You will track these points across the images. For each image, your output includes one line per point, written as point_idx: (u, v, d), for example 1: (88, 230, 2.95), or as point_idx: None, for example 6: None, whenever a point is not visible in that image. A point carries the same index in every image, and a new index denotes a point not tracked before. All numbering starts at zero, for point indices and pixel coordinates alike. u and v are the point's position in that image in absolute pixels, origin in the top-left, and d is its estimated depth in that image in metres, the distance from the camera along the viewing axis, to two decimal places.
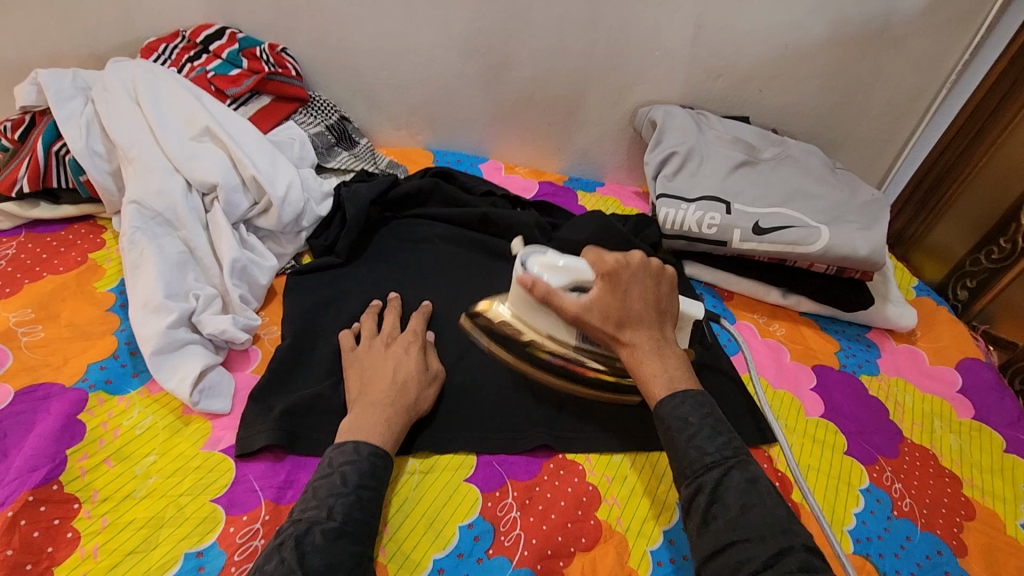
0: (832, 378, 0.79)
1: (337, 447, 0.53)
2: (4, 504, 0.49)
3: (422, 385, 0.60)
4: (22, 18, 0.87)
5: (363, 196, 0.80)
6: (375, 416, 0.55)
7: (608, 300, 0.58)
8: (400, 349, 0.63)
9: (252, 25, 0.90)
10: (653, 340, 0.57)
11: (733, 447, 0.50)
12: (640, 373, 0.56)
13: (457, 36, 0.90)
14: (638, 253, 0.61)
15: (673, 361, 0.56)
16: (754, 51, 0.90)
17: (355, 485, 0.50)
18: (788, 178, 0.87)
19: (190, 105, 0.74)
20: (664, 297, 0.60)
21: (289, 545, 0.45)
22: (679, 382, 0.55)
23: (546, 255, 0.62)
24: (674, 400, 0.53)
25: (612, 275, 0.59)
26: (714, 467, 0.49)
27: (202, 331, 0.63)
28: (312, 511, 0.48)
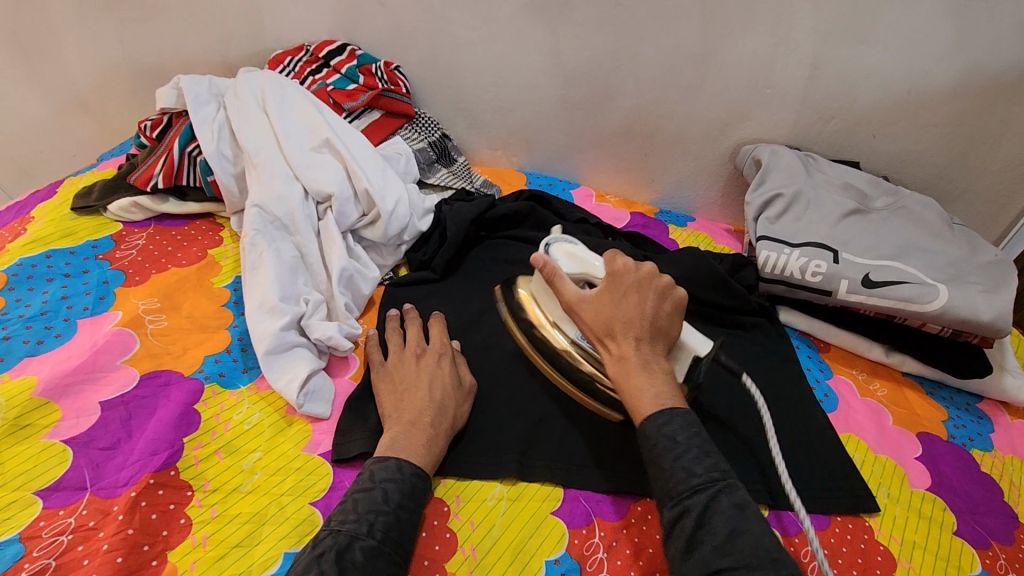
0: (940, 449, 0.74)
1: (377, 461, 0.53)
2: (128, 484, 0.52)
3: (457, 403, 0.61)
4: (168, 26, 0.95)
5: (464, 215, 0.82)
6: (417, 435, 0.56)
7: (607, 302, 0.59)
8: (432, 362, 0.63)
9: (371, 42, 0.94)
10: (642, 352, 0.56)
11: (722, 471, 0.50)
12: (627, 384, 0.56)
13: (564, 63, 0.91)
14: (649, 267, 0.60)
15: (661, 377, 0.56)
16: (873, 96, 0.86)
17: (395, 504, 0.50)
18: (901, 230, 0.82)
19: (312, 117, 0.78)
20: (663, 320, 0.58)
21: (330, 559, 0.45)
22: (666, 398, 0.54)
23: (572, 246, 0.66)
24: (660, 416, 0.53)
25: (617, 276, 0.60)
26: (701, 490, 0.49)
27: (309, 335, 0.65)
28: (351, 524, 0.48)
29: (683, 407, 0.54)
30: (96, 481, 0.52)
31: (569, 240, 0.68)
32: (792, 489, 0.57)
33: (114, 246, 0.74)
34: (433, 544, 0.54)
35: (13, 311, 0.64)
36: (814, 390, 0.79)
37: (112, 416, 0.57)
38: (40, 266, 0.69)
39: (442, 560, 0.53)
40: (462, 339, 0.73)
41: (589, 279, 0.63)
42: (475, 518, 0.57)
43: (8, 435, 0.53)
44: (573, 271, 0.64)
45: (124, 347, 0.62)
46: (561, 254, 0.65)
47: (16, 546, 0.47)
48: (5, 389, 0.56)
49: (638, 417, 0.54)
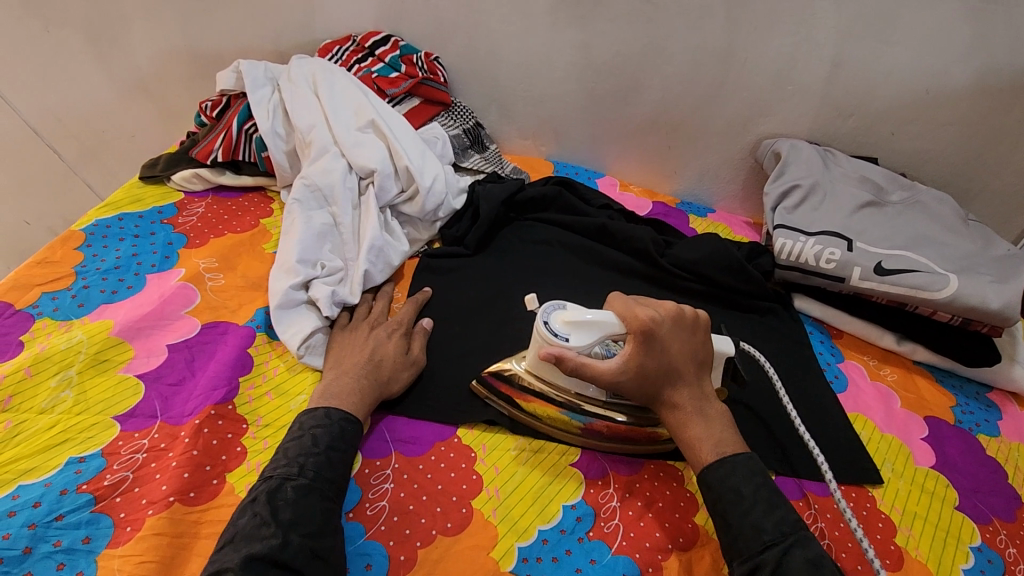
0: (946, 432, 0.76)
1: (308, 412, 0.57)
2: (192, 414, 0.58)
3: (398, 366, 0.65)
4: (227, 16, 1.02)
5: (495, 196, 0.87)
6: (346, 384, 0.60)
7: (647, 365, 0.57)
8: (382, 333, 0.68)
9: (414, 34, 1.00)
10: (696, 400, 0.58)
11: (793, 524, 0.50)
12: (685, 435, 0.57)
13: (594, 58, 0.96)
14: (672, 304, 0.61)
15: (718, 423, 0.57)
16: (892, 94, 0.89)
17: (325, 446, 0.53)
18: (915, 223, 0.85)
19: (360, 100, 0.85)
20: (701, 353, 0.60)
21: (262, 500, 0.48)
22: (726, 445, 0.56)
23: (567, 311, 0.63)
24: (723, 466, 0.54)
25: (654, 329, 0.58)
26: (771, 546, 0.49)
27: (309, 294, 0.69)
28: (282, 469, 0.51)
29: (745, 451, 0.56)
30: (165, 411, 0.58)
31: (563, 304, 0.65)
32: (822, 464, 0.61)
33: (177, 213, 0.81)
34: (460, 483, 0.59)
35: (90, 264, 0.71)
36: (825, 372, 0.82)
37: (177, 357, 0.63)
38: (114, 228, 0.77)
39: (469, 498, 0.58)
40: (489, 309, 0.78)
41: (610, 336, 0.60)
42: (500, 464, 0.62)
43: (90, 367, 0.60)
44: (590, 339, 0.60)
45: (187, 299, 0.69)
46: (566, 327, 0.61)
47: (99, 460, 0.53)
48: (87, 330, 0.63)
49: (699, 466, 0.56)
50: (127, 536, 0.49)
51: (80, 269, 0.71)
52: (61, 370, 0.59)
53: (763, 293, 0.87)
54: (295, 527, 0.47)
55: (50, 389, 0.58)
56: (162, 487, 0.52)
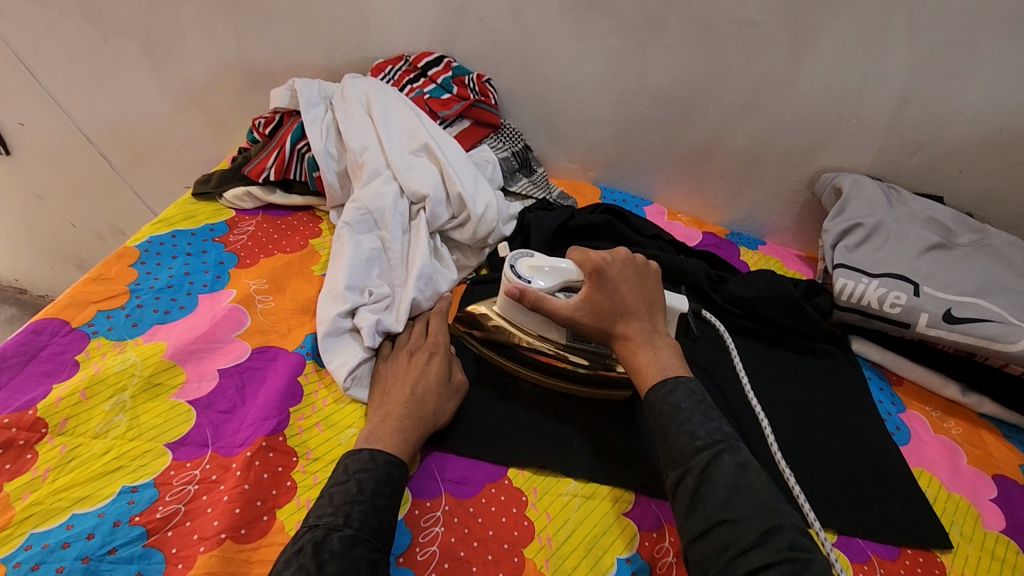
0: (1017, 493, 0.72)
1: (353, 455, 0.55)
2: (244, 445, 0.57)
3: (442, 399, 0.63)
4: (282, 33, 1.03)
5: (547, 224, 0.86)
6: (390, 426, 0.58)
7: (601, 302, 0.63)
8: (422, 359, 0.66)
9: (467, 55, 1.00)
10: (644, 330, 0.62)
11: (723, 433, 0.52)
12: (635, 362, 0.60)
13: (650, 84, 0.94)
14: (622, 250, 0.67)
15: (667, 350, 0.61)
16: (963, 130, 0.85)
17: (371, 492, 0.51)
18: (986, 268, 0.81)
19: (413, 123, 0.84)
20: (650, 292, 0.65)
21: (308, 551, 0.46)
22: (673, 368, 0.59)
23: (533, 258, 0.67)
24: (666, 387, 0.56)
25: (604, 272, 0.64)
26: (703, 451, 0.50)
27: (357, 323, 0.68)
28: (328, 517, 0.49)
29: (688, 374, 0.58)
30: (217, 440, 0.57)
31: (530, 252, 0.69)
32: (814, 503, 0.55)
33: (228, 231, 0.81)
34: (512, 530, 0.57)
35: (144, 282, 0.71)
36: (886, 422, 0.78)
37: (228, 383, 0.62)
38: (167, 245, 0.77)
39: (520, 545, 0.56)
40: None
41: (569, 284, 0.66)
42: (551, 510, 0.60)
43: (143, 391, 0.60)
44: (551, 283, 0.65)
45: (237, 322, 0.68)
46: (529, 270, 0.66)
47: (151, 490, 0.53)
48: (141, 351, 0.63)
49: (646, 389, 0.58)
50: (179, 574, 0.48)
51: (134, 287, 0.71)
52: (115, 394, 0.59)
53: (817, 333, 0.84)
54: None
55: (105, 412, 0.57)
56: (213, 523, 0.51)
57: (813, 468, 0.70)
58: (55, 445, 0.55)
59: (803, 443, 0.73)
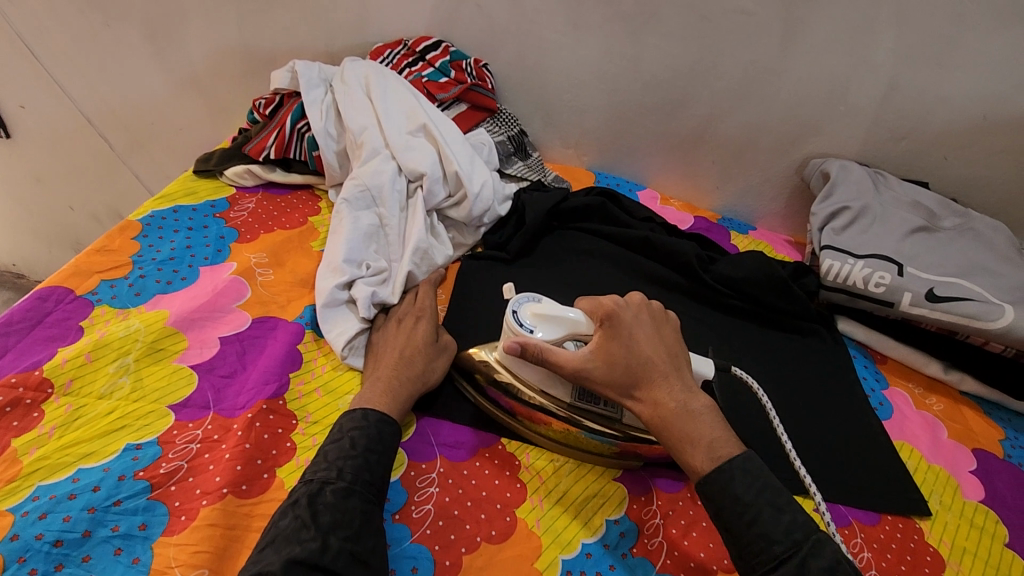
0: (995, 466, 0.74)
1: (346, 415, 0.57)
2: (245, 407, 0.59)
3: (430, 358, 0.65)
4: (282, 17, 1.04)
5: (541, 204, 0.88)
6: (380, 387, 0.60)
7: (616, 357, 0.58)
8: (410, 323, 0.67)
9: (465, 40, 1.01)
10: (677, 397, 0.55)
11: (804, 529, 0.47)
12: (675, 438, 0.54)
13: (644, 70, 0.96)
14: (637, 297, 0.62)
15: (706, 418, 0.54)
16: (948, 117, 0.88)
17: (363, 449, 0.53)
18: (968, 251, 0.83)
19: (412, 105, 0.86)
20: (670, 341, 0.60)
21: (303, 503, 0.48)
22: (720, 447, 0.52)
23: (540, 303, 0.65)
24: (720, 475, 0.50)
25: (613, 320, 0.60)
26: (783, 559, 0.46)
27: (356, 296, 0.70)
28: (322, 472, 0.51)
29: (742, 453, 0.52)
30: (218, 402, 0.59)
31: (537, 296, 0.66)
32: (808, 484, 0.55)
33: (229, 207, 0.83)
34: (505, 491, 0.59)
35: (147, 254, 0.73)
36: (870, 398, 0.81)
37: (229, 350, 0.64)
38: (169, 219, 0.79)
39: (513, 506, 0.58)
40: None
41: (575, 335, 0.62)
42: (543, 474, 0.62)
43: (146, 355, 0.61)
44: (555, 334, 0.62)
45: (238, 293, 0.70)
46: (533, 319, 0.64)
47: (155, 447, 0.54)
48: (144, 319, 0.64)
49: (694, 476, 0.52)
50: (182, 525, 0.49)
51: (136, 259, 0.72)
52: (119, 357, 0.60)
53: (803, 312, 0.86)
54: (334, 531, 0.46)
55: (109, 374, 0.59)
56: (216, 478, 0.53)
57: (796, 441, 0.72)
58: (61, 405, 0.56)
59: (789, 416, 0.75)
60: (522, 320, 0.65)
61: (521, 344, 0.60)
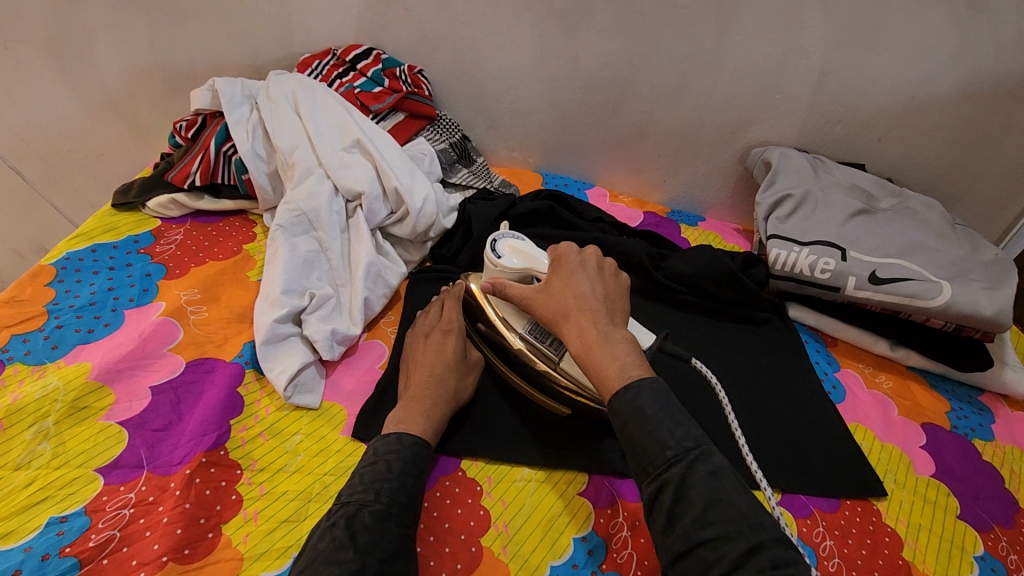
0: (944, 438, 0.77)
1: (381, 438, 0.57)
2: (182, 463, 0.55)
3: (461, 376, 0.66)
4: (200, 31, 0.98)
5: (488, 213, 0.85)
6: (414, 408, 0.60)
7: (555, 289, 0.61)
8: (438, 339, 0.67)
9: (396, 47, 0.98)
10: (600, 325, 0.56)
11: (695, 439, 0.49)
12: (591, 362, 0.55)
13: (582, 68, 0.95)
14: (591, 249, 0.64)
15: (623, 346, 0.55)
16: (879, 100, 0.90)
17: (399, 471, 0.53)
18: (905, 230, 0.86)
19: (344, 119, 0.82)
20: (611, 288, 0.61)
21: (341, 525, 0.49)
22: (631, 370, 0.53)
23: (518, 240, 0.68)
24: (627, 391, 0.51)
25: (560, 260, 0.63)
26: (675, 463, 0.47)
27: (303, 329, 0.66)
28: (358, 494, 0.51)
29: (650, 376, 0.53)
30: (152, 459, 0.55)
31: (522, 236, 0.69)
32: (757, 473, 0.56)
33: (154, 241, 0.78)
34: (468, 520, 0.57)
35: (63, 301, 0.68)
36: (823, 382, 0.82)
37: (162, 400, 0.60)
38: (86, 260, 0.73)
39: (478, 535, 0.56)
40: None
41: (534, 274, 0.65)
42: (506, 497, 0.60)
43: (67, 416, 0.57)
44: (517, 266, 0.66)
45: (169, 335, 0.65)
46: (505, 249, 0.67)
47: (82, 519, 0.50)
48: (63, 374, 0.59)
49: (608, 394, 0.53)
50: None
51: (52, 307, 0.67)
52: (37, 422, 0.56)
53: (756, 301, 0.86)
54: (372, 552, 0.47)
55: (26, 442, 0.54)
56: (153, 546, 0.49)
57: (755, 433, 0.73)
58: None
59: (750, 409, 0.76)
60: (497, 249, 0.68)
61: (488, 283, 0.67)
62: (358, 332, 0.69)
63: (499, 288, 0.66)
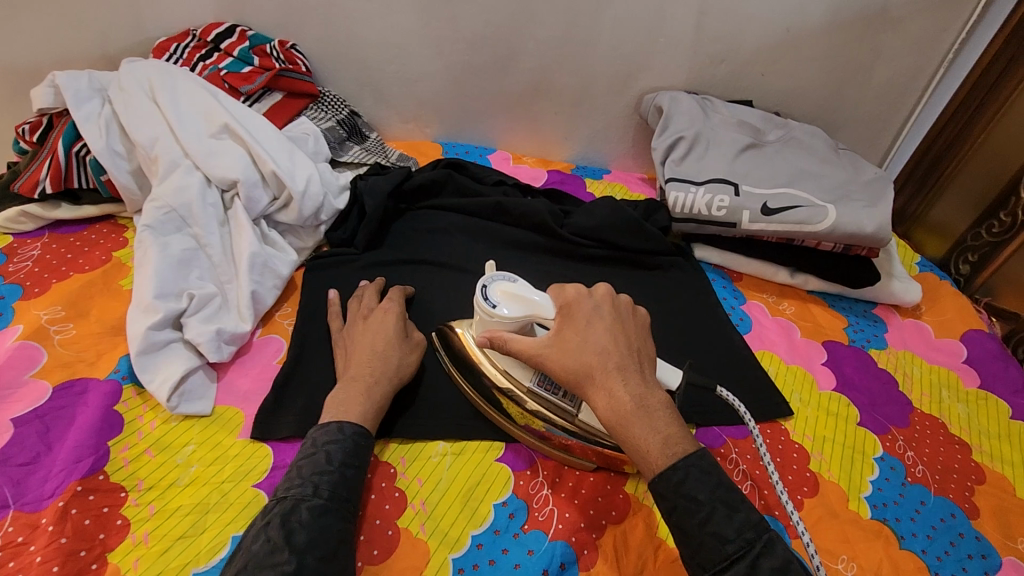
0: (843, 352, 0.81)
1: (320, 427, 0.54)
2: (55, 495, 0.50)
3: (403, 352, 0.63)
4: (33, 21, 0.87)
5: (380, 189, 0.81)
6: (357, 388, 0.57)
7: (570, 343, 0.52)
8: (378, 319, 0.65)
9: (262, 22, 0.91)
10: (634, 389, 0.49)
11: (755, 526, 0.45)
12: (628, 437, 0.48)
13: (464, 29, 0.91)
14: (602, 287, 0.55)
15: (662, 419, 0.49)
16: (757, 35, 0.91)
17: (339, 463, 0.51)
18: (791, 159, 0.89)
19: (208, 103, 0.75)
20: (632, 335, 0.53)
21: (276, 525, 0.45)
22: (675, 445, 0.48)
23: (512, 282, 0.58)
24: (674, 472, 0.47)
25: (571, 308, 0.54)
26: (737, 559, 0.44)
27: (185, 334, 0.62)
28: (295, 489, 0.48)
29: (698, 450, 0.48)
30: (19, 497, 0.50)
31: (513, 274, 0.60)
32: (742, 413, 0.56)
33: (6, 260, 0.70)
34: (382, 504, 0.56)
35: None
36: (731, 316, 0.84)
37: (27, 431, 0.54)
38: None
39: (394, 518, 0.55)
40: None
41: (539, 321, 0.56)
42: (422, 475, 0.59)
43: None
44: (517, 314, 0.56)
45: (31, 360, 0.59)
46: (500, 296, 0.57)
47: None
48: None
49: (649, 473, 0.48)
50: None
51: None
52: None
53: (663, 245, 0.87)
54: (310, 551, 0.44)
55: None
56: None
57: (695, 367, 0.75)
58: None
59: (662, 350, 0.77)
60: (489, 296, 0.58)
61: (485, 337, 0.57)
62: (249, 328, 0.65)
63: (499, 343, 0.56)
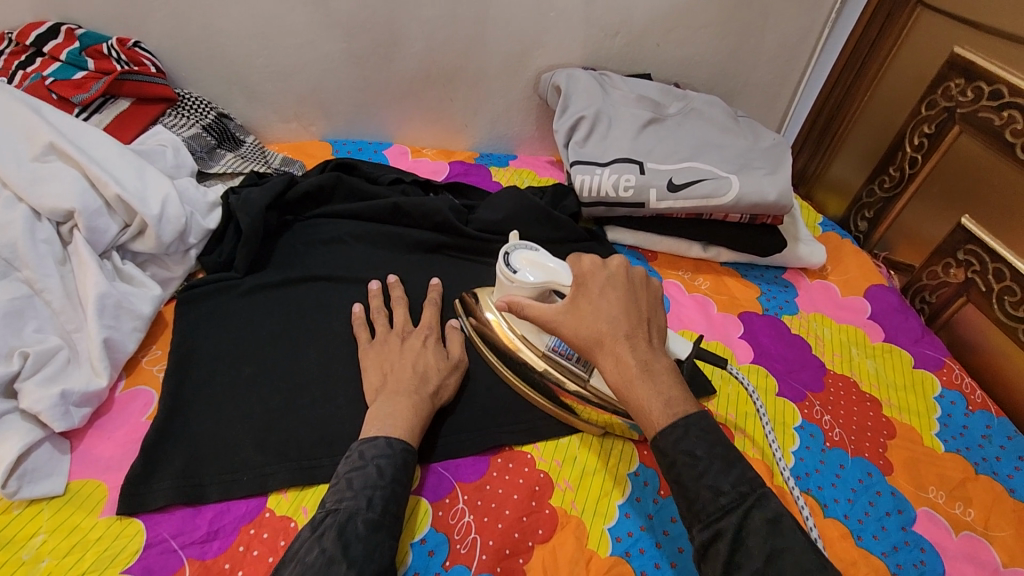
0: (758, 323, 0.82)
1: (365, 440, 0.51)
2: None
3: (444, 372, 0.60)
4: None
5: (255, 202, 0.72)
6: (403, 403, 0.54)
7: (583, 308, 0.51)
8: (417, 342, 0.61)
9: (94, 18, 0.78)
10: (642, 355, 0.48)
11: (750, 481, 0.43)
12: (633, 400, 0.46)
13: (335, 13, 0.82)
14: (619, 258, 0.53)
15: (666, 381, 0.47)
16: (647, 6, 0.88)
17: (391, 477, 0.48)
18: (693, 132, 0.87)
19: (28, 120, 0.63)
20: (645, 306, 0.52)
21: (331, 535, 0.43)
22: (677, 407, 0.46)
23: (536, 253, 0.59)
24: (674, 430, 0.44)
25: (585, 279, 0.52)
26: (732, 509, 0.42)
27: (20, 403, 0.52)
28: (348, 501, 0.45)
29: (699, 411, 0.46)
30: None
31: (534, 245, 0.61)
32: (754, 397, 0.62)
33: None
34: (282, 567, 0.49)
35: None
36: None
37: None
38: None
39: None
40: (285, 338, 0.65)
41: (559, 289, 0.56)
42: None
43: None
44: (538, 281, 0.56)
45: None
46: (523, 264, 0.58)
47: None
48: None
49: (649, 432, 0.46)
50: None
51: None
52: None
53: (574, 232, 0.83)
54: (367, 564, 0.42)
55: None
56: None
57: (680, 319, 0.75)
58: None
59: None
60: (512, 264, 0.59)
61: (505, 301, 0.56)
62: (106, 383, 0.56)
63: (515, 306, 0.55)
